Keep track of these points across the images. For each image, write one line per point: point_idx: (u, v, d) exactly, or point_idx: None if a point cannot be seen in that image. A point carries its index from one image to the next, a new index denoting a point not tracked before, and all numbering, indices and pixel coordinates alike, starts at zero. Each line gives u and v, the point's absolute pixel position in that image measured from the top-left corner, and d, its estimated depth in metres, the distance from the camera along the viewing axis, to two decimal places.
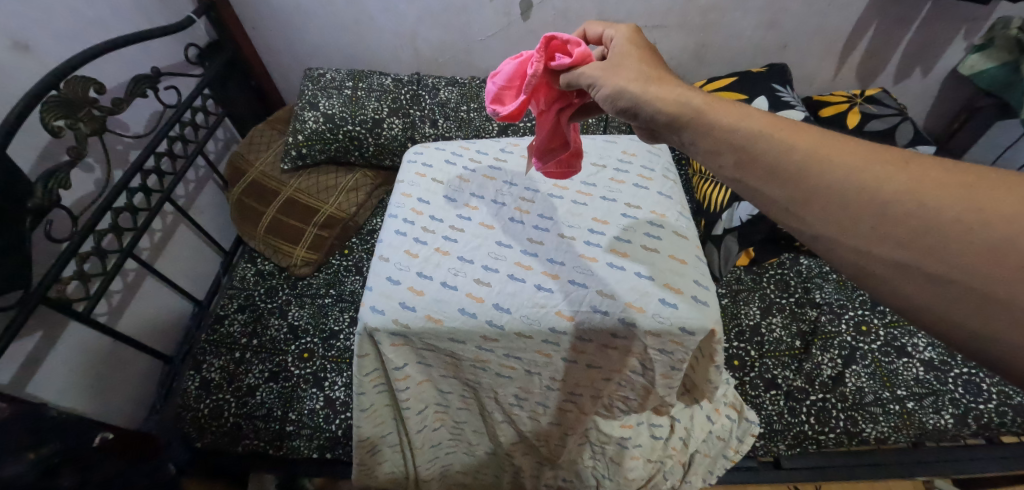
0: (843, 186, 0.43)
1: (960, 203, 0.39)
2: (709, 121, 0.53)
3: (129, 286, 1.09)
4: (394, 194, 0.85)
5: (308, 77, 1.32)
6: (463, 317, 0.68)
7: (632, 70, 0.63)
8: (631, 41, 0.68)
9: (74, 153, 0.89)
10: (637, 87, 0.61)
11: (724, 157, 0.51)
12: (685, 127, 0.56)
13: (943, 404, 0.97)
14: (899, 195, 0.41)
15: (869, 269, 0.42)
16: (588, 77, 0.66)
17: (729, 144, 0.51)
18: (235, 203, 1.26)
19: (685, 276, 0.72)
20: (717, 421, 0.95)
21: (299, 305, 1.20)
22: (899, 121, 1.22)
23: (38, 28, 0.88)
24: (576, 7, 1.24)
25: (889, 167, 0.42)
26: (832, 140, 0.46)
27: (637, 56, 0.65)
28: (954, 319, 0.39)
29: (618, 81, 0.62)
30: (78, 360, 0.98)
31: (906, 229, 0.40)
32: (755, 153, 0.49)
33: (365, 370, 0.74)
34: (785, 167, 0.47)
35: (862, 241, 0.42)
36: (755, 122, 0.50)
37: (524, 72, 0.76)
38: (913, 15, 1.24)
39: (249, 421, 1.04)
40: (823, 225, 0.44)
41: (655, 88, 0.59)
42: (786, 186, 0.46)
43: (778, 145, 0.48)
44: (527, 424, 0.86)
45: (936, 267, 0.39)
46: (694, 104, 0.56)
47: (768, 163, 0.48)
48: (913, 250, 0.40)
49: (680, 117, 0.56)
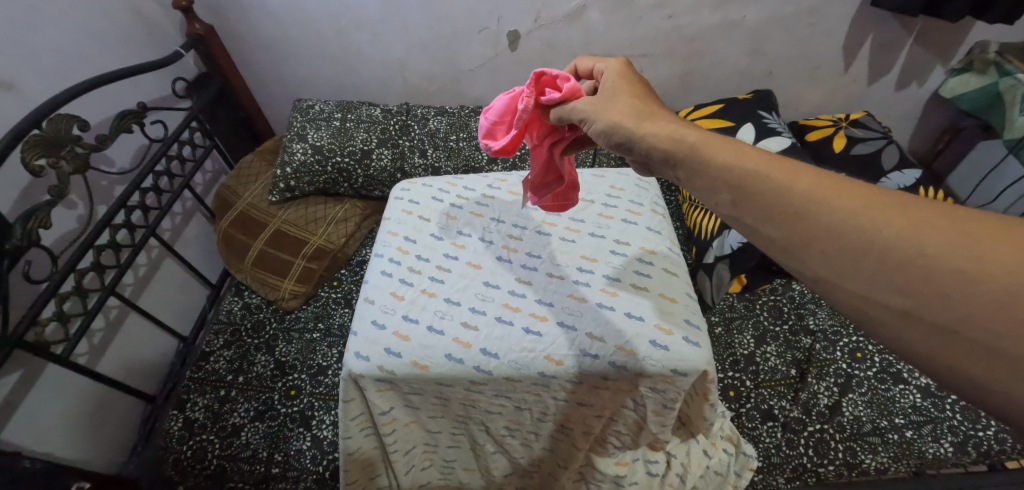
0: (842, 229, 0.43)
1: (961, 252, 0.38)
2: (704, 160, 0.53)
3: (111, 323, 1.07)
4: (380, 232, 0.84)
5: (296, 108, 1.32)
6: (449, 363, 0.66)
7: (623, 106, 0.63)
8: (621, 78, 0.68)
9: (55, 192, 0.87)
10: (630, 123, 0.60)
11: (721, 196, 0.51)
12: (680, 165, 0.56)
13: (942, 432, 0.96)
14: (899, 242, 0.40)
15: (869, 314, 0.41)
16: (579, 112, 0.65)
17: (725, 183, 0.51)
18: (223, 235, 1.24)
19: (676, 315, 0.71)
20: (714, 456, 0.93)
21: (286, 341, 1.17)
22: (884, 144, 1.25)
23: (21, 68, 0.88)
24: (564, 38, 1.25)
25: (888, 212, 0.42)
26: (830, 182, 0.45)
27: (629, 92, 0.65)
28: (958, 369, 0.38)
29: (611, 116, 0.62)
30: (57, 402, 0.95)
31: (905, 276, 0.39)
32: (752, 194, 0.49)
33: (350, 414, 0.72)
34: (783, 206, 0.46)
35: (862, 287, 0.41)
36: (751, 162, 0.50)
37: (510, 111, 0.75)
38: (894, 40, 1.26)
39: (232, 464, 1.00)
40: (822, 267, 0.43)
41: (647, 125, 0.59)
42: (782, 228, 0.46)
43: (776, 186, 0.47)
44: (520, 452, 0.83)
45: (942, 316, 0.38)
46: (689, 141, 0.55)
47: (765, 203, 0.48)
48: (914, 299, 0.39)
49: (675, 153, 0.56)
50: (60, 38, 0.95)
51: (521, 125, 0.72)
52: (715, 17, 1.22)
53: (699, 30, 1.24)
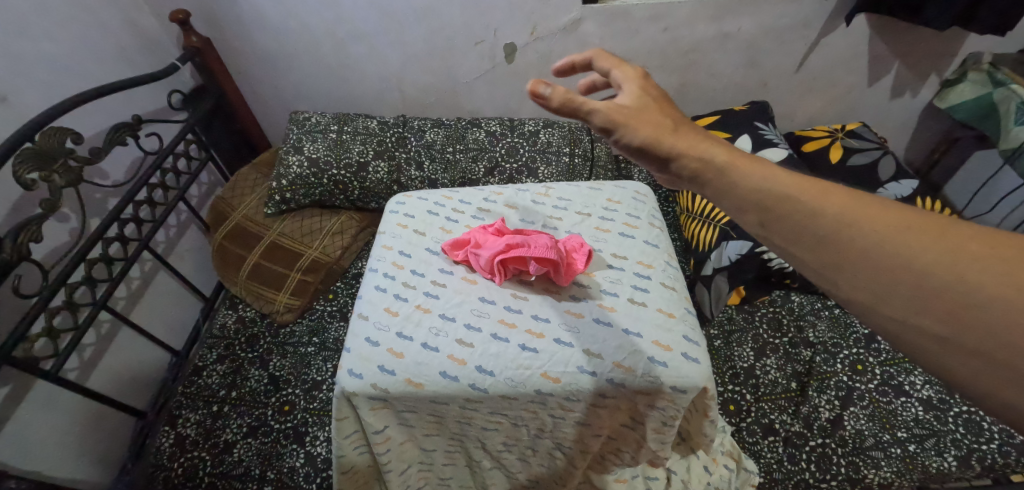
0: (876, 251, 0.39)
1: (1008, 279, 0.34)
2: (730, 181, 0.48)
3: (103, 338, 1.05)
4: (375, 246, 0.84)
5: (293, 121, 1.32)
6: (444, 381, 0.66)
7: (657, 117, 0.53)
8: (640, 81, 0.56)
9: (47, 206, 0.85)
10: (666, 140, 0.52)
11: (746, 217, 0.46)
12: (708, 186, 0.50)
13: (946, 446, 0.94)
14: (938, 269, 0.36)
15: (909, 341, 0.37)
16: (608, 119, 0.53)
17: (751, 204, 0.46)
18: (218, 248, 1.23)
19: (674, 332, 0.70)
20: (716, 471, 0.90)
21: (280, 355, 1.16)
22: (881, 154, 1.26)
23: (17, 82, 0.87)
24: (560, 50, 1.25)
25: (924, 236, 0.38)
26: (860, 202, 0.41)
27: (653, 100, 0.55)
28: (1008, 401, 0.34)
29: (645, 131, 0.52)
30: (47, 418, 0.93)
31: (946, 302, 0.36)
32: (779, 216, 0.44)
33: (343, 432, 0.71)
34: (811, 229, 0.42)
35: (899, 311, 0.38)
36: (777, 181, 0.45)
37: (470, 239, 0.81)
38: (888, 51, 1.27)
39: (224, 481, 0.98)
40: (855, 290, 0.39)
41: (679, 142, 0.51)
42: (813, 252, 0.42)
43: (807, 208, 0.43)
44: (518, 470, 0.81)
45: (987, 347, 0.34)
46: (717, 159, 0.49)
47: (794, 224, 0.43)
48: (956, 327, 0.35)
49: (701, 174, 0.50)
50: (57, 52, 0.95)
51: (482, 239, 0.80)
52: (711, 30, 1.22)
53: (695, 41, 1.25)
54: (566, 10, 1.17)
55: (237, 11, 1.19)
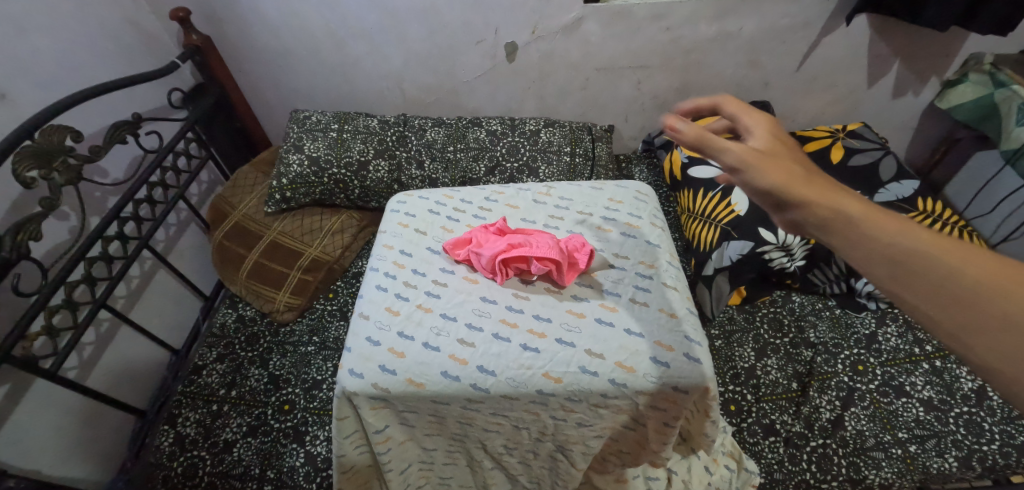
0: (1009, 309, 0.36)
1: None
2: (854, 227, 0.44)
3: (102, 337, 1.05)
4: (376, 245, 0.83)
5: (293, 119, 1.31)
6: (445, 381, 0.66)
7: (789, 165, 0.50)
8: (770, 133, 0.55)
9: (46, 204, 0.85)
10: (799, 185, 0.48)
11: (863, 259, 0.43)
12: (832, 234, 0.45)
13: (947, 447, 0.94)
14: None
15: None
16: (737, 160, 0.51)
17: (867, 245, 0.43)
18: (217, 246, 1.23)
19: (676, 332, 0.70)
20: (716, 471, 0.90)
21: (280, 354, 1.15)
22: (882, 155, 1.27)
23: (16, 80, 0.87)
24: (561, 49, 1.25)
25: None
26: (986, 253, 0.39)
27: (786, 152, 0.53)
28: None
29: (778, 177, 0.49)
30: (47, 417, 0.92)
31: None
32: (914, 271, 0.40)
33: (344, 432, 0.70)
34: (935, 278, 0.39)
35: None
36: (898, 226, 0.42)
37: (471, 239, 0.80)
38: (889, 51, 1.27)
39: (223, 481, 0.97)
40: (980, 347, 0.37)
41: (812, 189, 0.48)
42: (962, 317, 0.37)
43: (930, 257, 0.40)
44: (518, 470, 0.81)
45: None
46: (848, 208, 0.45)
47: (915, 270, 0.40)
48: None
49: (827, 220, 0.45)
50: (57, 50, 0.94)
51: (481, 239, 0.79)
52: (712, 29, 1.22)
53: (696, 41, 1.24)
54: (567, 10, 1.17)
55: (237, 9, 1.19)
